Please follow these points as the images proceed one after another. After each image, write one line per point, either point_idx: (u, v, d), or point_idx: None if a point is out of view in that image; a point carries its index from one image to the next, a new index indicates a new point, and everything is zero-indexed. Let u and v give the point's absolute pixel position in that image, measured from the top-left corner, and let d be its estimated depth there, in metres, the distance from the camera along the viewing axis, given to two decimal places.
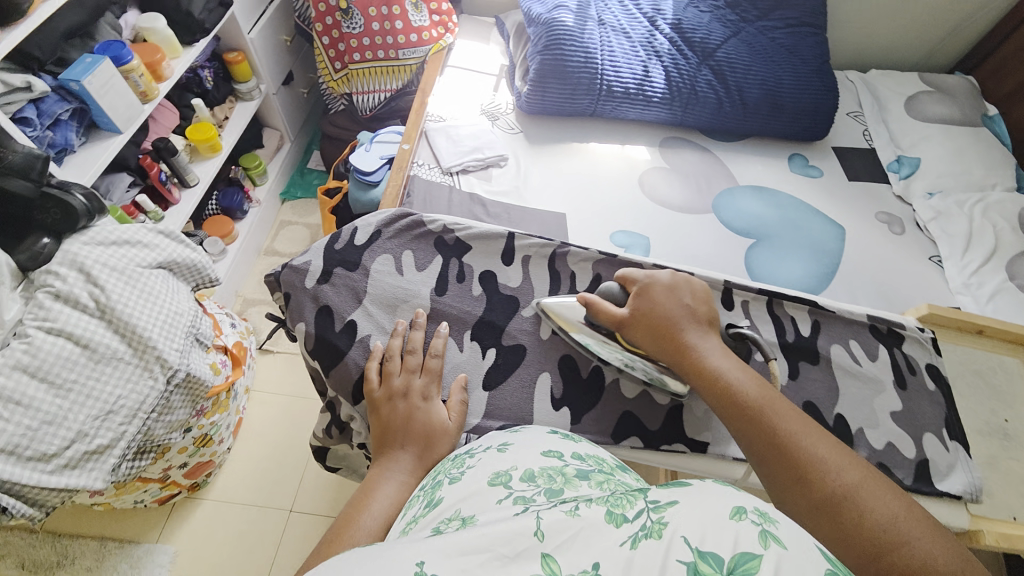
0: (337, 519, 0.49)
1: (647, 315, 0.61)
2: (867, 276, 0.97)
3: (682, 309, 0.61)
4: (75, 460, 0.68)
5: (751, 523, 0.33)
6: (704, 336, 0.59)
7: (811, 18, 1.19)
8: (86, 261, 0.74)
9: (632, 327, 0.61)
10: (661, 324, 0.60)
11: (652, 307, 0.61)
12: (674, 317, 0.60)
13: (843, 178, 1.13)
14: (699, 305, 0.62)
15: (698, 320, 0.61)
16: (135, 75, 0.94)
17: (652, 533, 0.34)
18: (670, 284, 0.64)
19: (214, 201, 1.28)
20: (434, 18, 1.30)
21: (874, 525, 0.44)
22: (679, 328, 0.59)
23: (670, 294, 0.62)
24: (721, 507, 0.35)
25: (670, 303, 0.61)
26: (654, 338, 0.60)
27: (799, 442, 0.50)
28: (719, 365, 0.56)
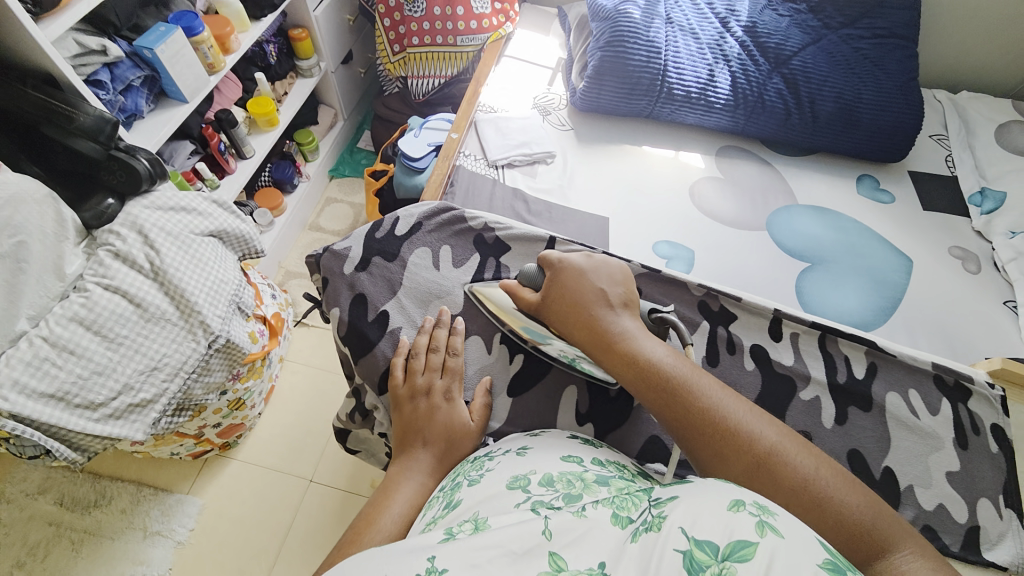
0: (355, 519, 0.48)
1: (564, 300, 0.59)
2: (934, 316, 0.89)
3: (593, 289, 0.58)
4: (120, 411, 0.72)
5: (749, 514, 0.33)
6: (622, 322, 0.56)
7: (904, 30, 1.09)
8: (144, 224, 0.78)
9: (550, 311, 0.59)
10: (577, 310, 0.57)
11: (569, 291, 0.59)
12: (589, 303, 0.57)
13: (918, 207, 1.04)
14: (617, 290, 0.59)
15: (612, 300, 0.58)
16: (205, 46, 0.98)
17: (651, 527, 0.35)
18: (584, 266, 0.61)
19: (267, 173, 1.33)
20: (495, 6, 1.28)
21: (828, 512, 0.42)
22: (595, 314, 0.56)
23: (586, 279, 0.60)
24: (718, 498, 0.35)
25: (582, 284, 0.59)
26: (570, 321, 0.58)
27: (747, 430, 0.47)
28: (633, 343, 0.54)
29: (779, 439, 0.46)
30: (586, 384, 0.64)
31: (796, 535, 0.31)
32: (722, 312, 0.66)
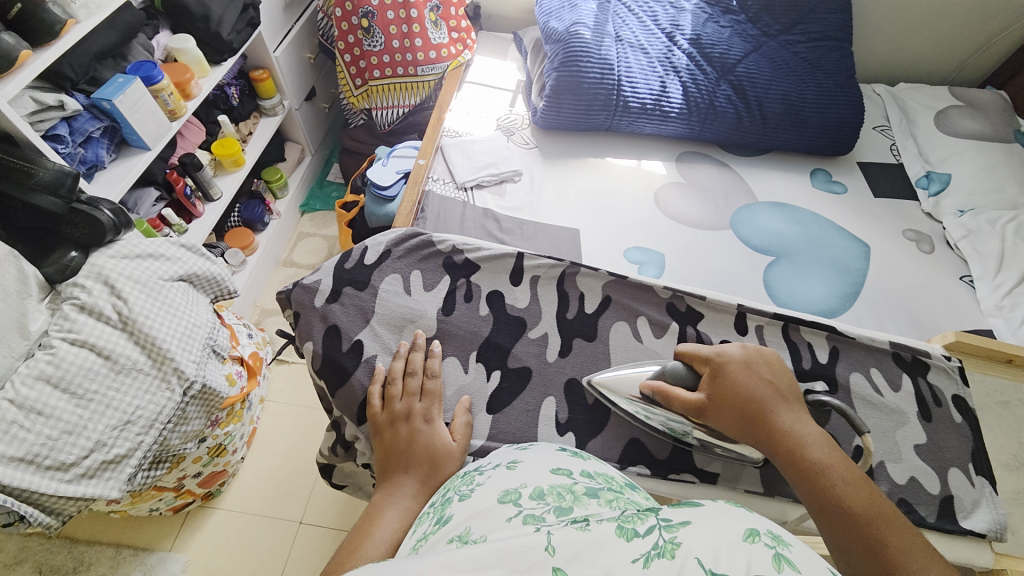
0: (337, 554, 0.46)
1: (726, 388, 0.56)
2: (893, 297, 0.93)
3: (762, 389, 0.56)
4: (93, 469, 0.70)
5: (764, 546, 0.34)
6: (785, 415, 0.54)
7: (837, 32, 1.16)
8: (111, 274, 0.77)
9: (709, 410, 0.56)
10: (743, 407, 0.55)
11: (729, 379, 0.57)
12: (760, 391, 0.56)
13: (869, 196, 1.09)
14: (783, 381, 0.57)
15: (784, 399, 0.56)
16: (164, 94, 0.98)
17: (664, 552, 0.33)
18: (745, 361, 0.59)
19: (236, 214, 1.32)
20: (453, 35, 1.32)
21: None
22: (758, 410, 0.54)
23: (748, 374, 0.57)
24: (734, 527, 0.36)
25: (751, 383, 0.56)
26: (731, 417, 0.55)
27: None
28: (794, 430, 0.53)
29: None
30: (564, 395, 0.65)
31: (811, 568, 0.33)
32: (688, 312, 0.69)
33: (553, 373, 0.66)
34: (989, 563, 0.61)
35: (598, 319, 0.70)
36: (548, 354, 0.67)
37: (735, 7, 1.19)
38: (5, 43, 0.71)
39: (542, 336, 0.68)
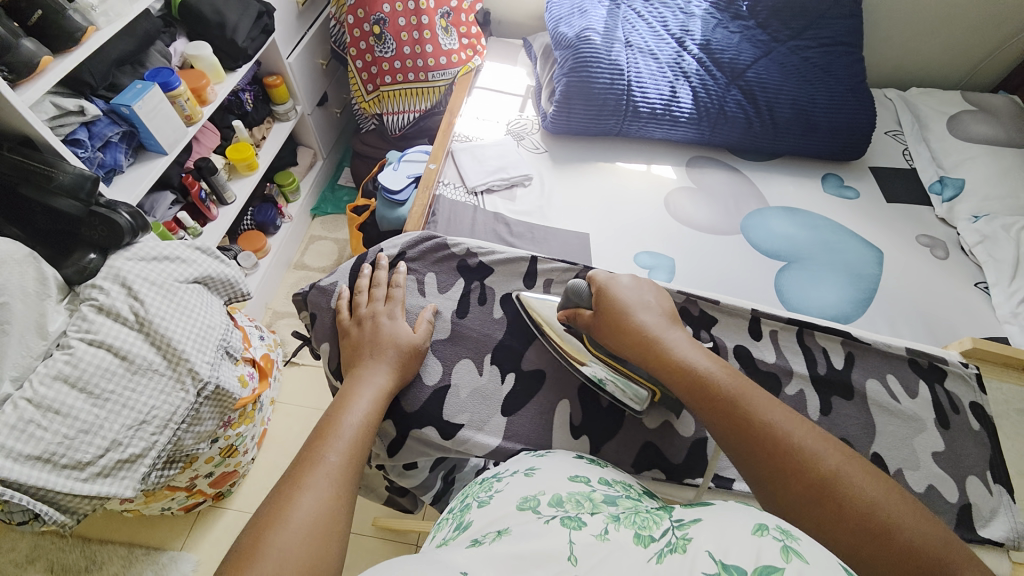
0: (321, 423, 0.51)
1: (611, 323, 0.59)
2: (908, 303, 0.92)
3: (644, 305, 0.59)
4: (108, 468, 0.71)
5: (772, 539, 0.33)
6: (671, 336, 0.57)
7: (847, 37, 1.16)
8: (127, 276, 0.78)
9: (599, 326, 0.60)
10: (624, 321, 0.58)
11: (616, 296, 0.60)
12: (636, 312, 0.59)
13: (882, 201, 1.08)
14: (657, 302, 0.61)
15: (662, 316, 0.59)
16: (181, 100, 1.00)
17: (676, 548, 0.34)
18: (631, 285, 0.63)
19: (249, 217, 1.34)
20: (463, 42, 1.33)
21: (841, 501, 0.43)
22: (639, 322, 0.58)
23: (632, 292, 0.61)
24: (742, 522, 0.35)
25: (633, 300, 0.60)
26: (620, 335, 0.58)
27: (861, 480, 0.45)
28: (685, 354, 0.55)
29: (895, 500, 0.44)
30: (578, 398, 0.65)
31: (821, 559, 0.31)
32: (701, 316, 0.68)
33: (566, 378, 0.66)
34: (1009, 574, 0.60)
35: None
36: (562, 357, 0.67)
37: (744, 13, 1.19)
38: (27, 49, 0.73)
39: None
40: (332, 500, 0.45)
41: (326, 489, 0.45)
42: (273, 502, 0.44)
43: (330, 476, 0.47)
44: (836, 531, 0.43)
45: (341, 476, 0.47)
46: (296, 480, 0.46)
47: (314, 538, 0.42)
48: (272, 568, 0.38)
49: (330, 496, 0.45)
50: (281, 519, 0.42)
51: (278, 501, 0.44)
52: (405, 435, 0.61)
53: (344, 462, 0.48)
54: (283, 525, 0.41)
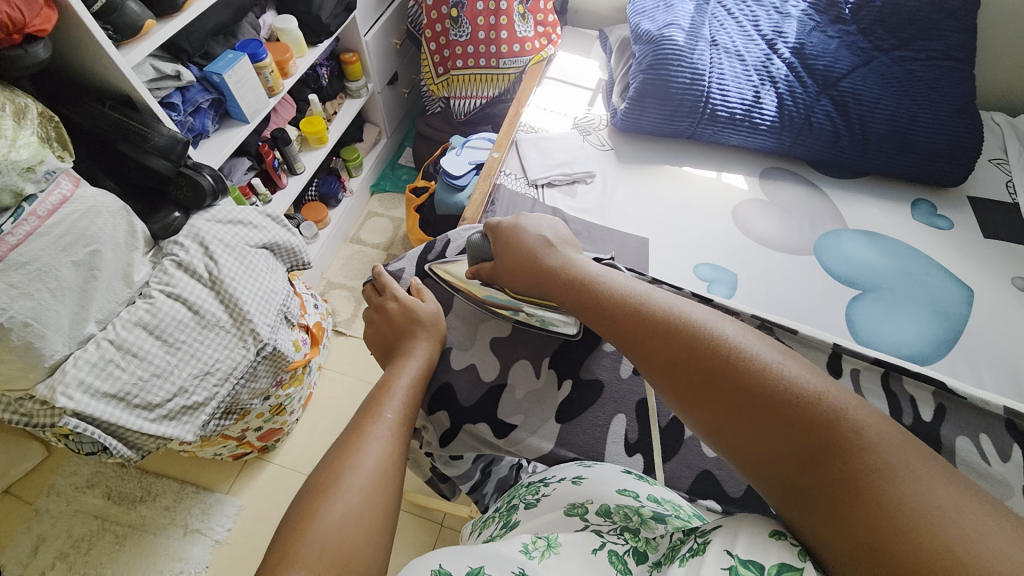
0: (374, 388, 0.52)
1: (512, 260, 0.61)
2: (1005, 354, 0.83)
3: (539, 240, 0.61)
4: (173, 412, 0.76)
5: (790, 543, 0.34)
6: (562, 259, 0.59)
7: (963, 51, 1.05)
8: (206, 236, 0.83)
9: (503, 273, 0.62)
10: (523, 257, 0.60)
11: (516, 236, 0.62)
12: (530, 244, 0.61)
13: (981, 235, 0.98)
14: (562, 236, 0.62)
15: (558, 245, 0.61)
16: (267, 71, 1.04)
17: (698, 551, 0.34)
18: (533, 222, 0.64)
19: (314, 188, 1.39)
20: (539, 29, 1.31)
21: (700, 361, 0.44)
22: (536, 255, 0.60)
23: (534, 229, 0.62)
24: (760, 525, 0.35)
25: (528, 234, 0.61)
26: (520, 275, 0.61)
27: (736, 351, 0.43)
28: (573, 270, 0.57)
29: (757, 354, 0.43)
30: (635, 413, 0.63)
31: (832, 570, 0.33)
32: None
33: (624, 390, 0.64)
34: None
35: None
36: (621, 370, 0.65)
37: (847, 16, 1.11)
38: (132, 11, 0.77)
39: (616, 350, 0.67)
40: (393, 452, 0.46)
41: (387, 442, 0.46)
42: (340, 448, 0.45)
43: (389, 432, 0.48)
44: (700, 390, 0.43)
45: (398, 433, 0.48)
46: (358, 432, 0.47)
47: (380, 487, 0.43)
48: (349, 508, 0.40)
49: (390, 448, 0.46)
50: (350, 464, 0.43)
51: (342, 450, 0.45)
52: (460, 427, 0.62)
53: (401, 421, 0.49)
54: (352, 470, 0.43)
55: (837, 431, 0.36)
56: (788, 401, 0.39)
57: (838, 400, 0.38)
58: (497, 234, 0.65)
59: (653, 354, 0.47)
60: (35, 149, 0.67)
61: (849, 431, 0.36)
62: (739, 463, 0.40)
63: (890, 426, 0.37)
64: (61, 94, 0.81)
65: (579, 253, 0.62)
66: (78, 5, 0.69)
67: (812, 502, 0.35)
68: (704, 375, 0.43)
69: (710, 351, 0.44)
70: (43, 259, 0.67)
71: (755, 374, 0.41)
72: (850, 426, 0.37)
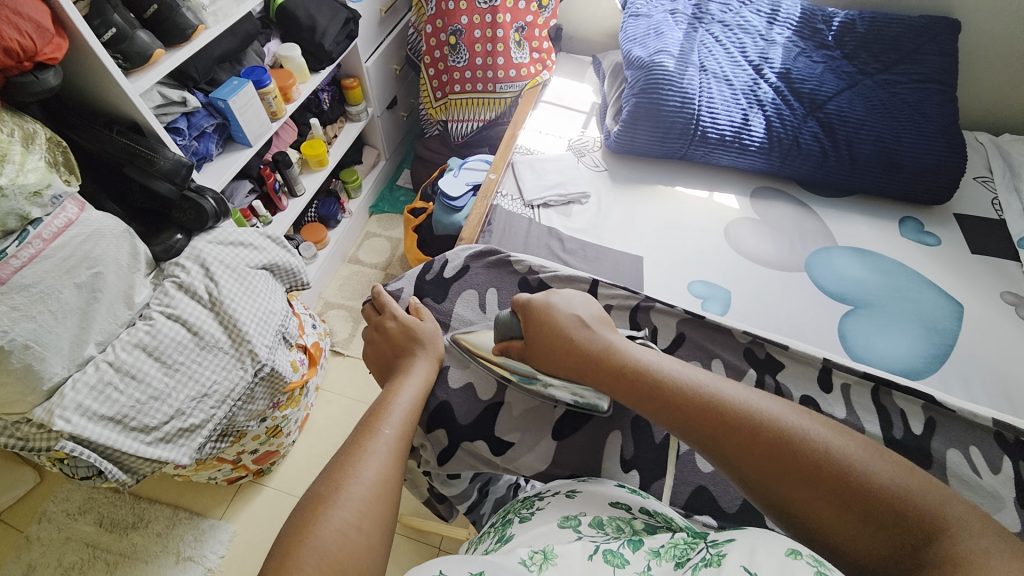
0: (373, 404, 0.52)
1: (550, 345, 0.59)
2: (996, 368, 0.84)
3: (573, 319, 0.60)
4: (170, 435, 0.76)
5: (807, 563, 0.33)
6: (600, 339, 0.59)
7: (943, 74, 1.09)
8: (207, 258, 0.84)
9: (538, 358, 0.61)
10: (561, 342, 0.59)
11: (549, 319, 0.61)
12: (568, 324, 0.60)
13: (968, 251, 1.00)
14: (591, 313, 0.62)
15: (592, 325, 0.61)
16: (270, 96, 1.07)
17: (711, 562, 0.36)
18: (558, 301, 0.63)
19: (314, 209, 1.41)
20: (534, 56, 1.35)
21: (745, 435, 0.49)
22: (575, 339, 0.59)
23: (567, 309, 0.62)
24: (775, 543, 0.35)
25: (563, 315, 0.61)
26: (558, 360, 0.59)
27: (772, 422, 0.49)
28: (616, 354, 0.57)
29: (788, 421, 0.49)
30: (631, 430, 0.64)
31: None
32: (768, 360, 0.67)
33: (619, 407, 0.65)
34: None
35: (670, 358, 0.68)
36: None
37: (830, 43, 1.15)
38: (142, 41, 0.80)
39: None
40: (392, 466, 0.46)
41: (386, 456, 0.47)
42: (338, 462, 0.46)
43: (388, 446, 0.48)
44: (750, 459, 0.48)
45: (397, 449, 0.48)
46: (357, 446, 0.47)
47: (378, 499, 0.43)
48: (349, 518, 0.41)
49: (388, 463, 0.47)
50: (349, 476, 0.44)
51: (340, 464, 0.45)
52: (457, 445, 0.63)
53: (399, 436, 0.50)
54: (352, 482, 0.44)
55: (864, 483, 0.44)
56: (823, 461, 0.46)
57: (832, 439, 0.48)
58: (522, 316, 0.63)
59: (699, 428, 0.51)
60: (43, 174, 0.69)
61: (873, 483, 0.44)
62: (789, 517, 0.46)
63: (898, 467, 0.46)
64: (69, 119, 0.82)
65: (609, 328, 0.62)
66: (87, 33, 0.72)
67: (859, 544, 0.43)
68: (752, 446, 0.48)
69: (752, 423, 0.49)
70: (46, 282, 0.68)
71: (793, 442, 0.47)
72: (872, 475, 0.45)
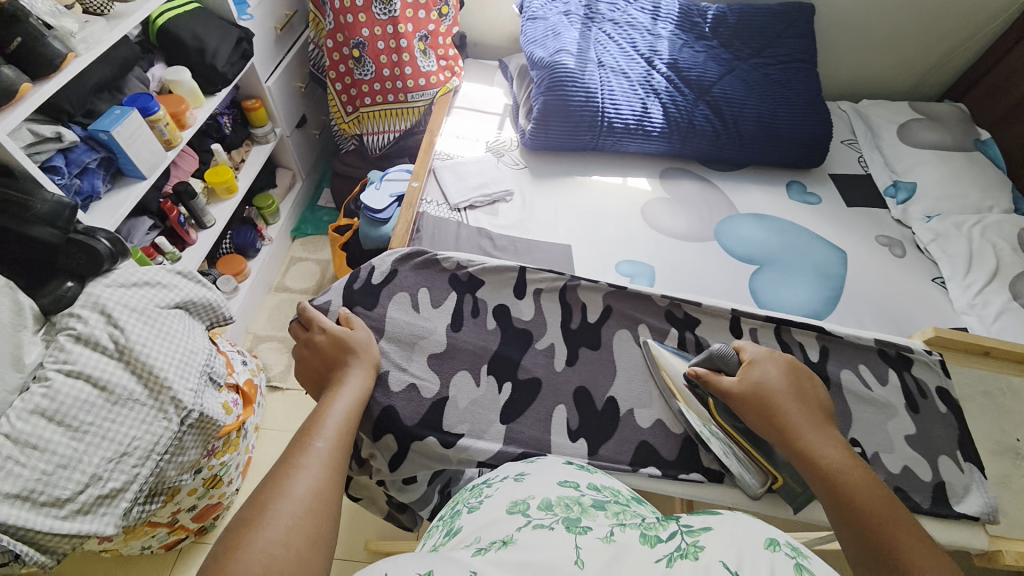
0: (305, 419, 0.51)
1: (757, 407, 0.60)
2: (876, 300, 0.97)
3: (785, 390, 0.60)
4: (88, 505, 0.68)
5: (786, 555, 0.35)
6: (806, 418, 0.58)
7: (803, 55, 1.24)
8: (107, 303, 0.76)
9: (741, 405, 0.61)
10: (771, 405, 0.60)
11: (762, 381, 0.61)
12: (781, 395, 0.60)
13: (844, 205, 1.15)
14: (812, 398, 0.61)
15: (810, 404, 0.60)
16: (161, 124, 1.00)
17: (688, 552, 0.36)
18: (782, 369, 0.63)
19: (228, 240, 1.32)
20: (441, 63, 1.37)
21: (860, 508, 0.50)
22: (783, 407, 0.59)
23: (779, 380, 0.61)
24: (754, 537, 0.37)
25: (783, 385, 0.61)
26: (761, 416, 0.60)
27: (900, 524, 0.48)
28: (817, 442, 0.56)
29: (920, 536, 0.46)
30: (574, 403, 0.67)
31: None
32: (686, 318, 0.74)
33: (561, 382, 0.68)
34: (985, 545, 0.63)
35: (600, 329, 0.73)
36: (555, 364, 0.69)
37: (708, 33, 1.27)
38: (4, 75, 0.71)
39: (548, 347, 0.71)
40: (325, 478, 0.46)
41: (319, 470, 0.46)
42: (268, 481, 0.44)
43: (321, 460, 0.47)
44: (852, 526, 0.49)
45: (332, 460, 0.48)
46: (289, 463, 0.46)
47: (311, 512, 0.42)
48: (276, 535, 0.39)
49: (322, 477, 0.46)
50: (279, 494, 0.43)
51: (271, 483, 0.44)
52: (408, 447, 0.62)
53: (333, 447, 0.49)
54: (281, 499, 0.42)
55: None
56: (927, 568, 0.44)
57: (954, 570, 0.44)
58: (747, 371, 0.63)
59: (827, 488, 0.53)
60: None
61: None
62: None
63: None
64: None
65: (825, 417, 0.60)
66: None
67: None
68: (860, 520, 0.49)
69: (877, 511, 0.49)
70: None
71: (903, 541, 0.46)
72: None
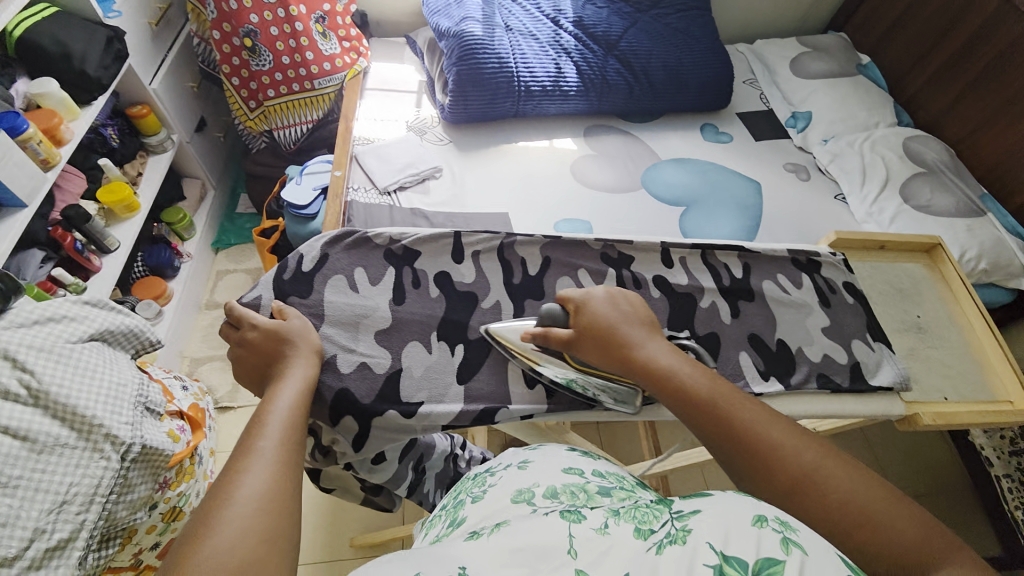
0: (248, 420, 0.49)
1: (600, 343, 0.59)
2: (787, 220, 1.06)
3: (622, 317, 0.60)
4: (38, 560, 0.63)
5: (774, 531, 0.33)
6: (645, 340, 0.58)
7: (698, 2, 1.29)
8: (8, 345, 0.68)
9: (578, 345, 0.60)
10: (607, 337, 0.59)
11: (596, 315, 0.61)
12: (620, 324, 0.59)
13: (751, 139, 1.23)
14: (638, 318, 0.61)
15: (641, 323, 0.60)
16: (34, 143, 0.88)
17: (676, 539, 0.34)
18: (607, 298, 0.63)
19: (140, 262, 1.21)
20: (344, 45, 1.29)
21: (722, 417, 0.50)
22: (620, 333, 0.59)
23: (608, 308, 0.61)
24: (742, 513, 0.35)
25: (611, 312, 0.61)
26: (603, 351, 0.59)
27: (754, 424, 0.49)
28: (669, 364, 0.55)
29: (770, 428, 0.48)
30: None
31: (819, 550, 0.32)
32: (620, 257, 0.77)
33: None
34: (902, 410, 0.72)
35: (543, 280, 0.75)
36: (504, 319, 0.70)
37: None
38: None
39: (495, 304, 0.72)
40: (276, 477, 0.44)
41: (268, 470, 0.44)
42: (214, 488, 0.43)
43: (271, 457, 0.46)
44: (717, 435, 0.50)
45: (281, 456, 0.46)
46: (236, 467, 0.44)
47: (261, 511, 0.41)
48: (223, 543, 0.38)
49: (272, 475, 0.44)
50: (225, 500, 0.41)
51: (217, 489, 0.42)
52: (369, 424, 0.61)
53: (281, 444, 0.47)
54: (228, 503, 0.41)
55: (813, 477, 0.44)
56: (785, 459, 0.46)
57: (807, 450, 0.46)
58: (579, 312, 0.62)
59: (682, 405, 0.53)
60: None
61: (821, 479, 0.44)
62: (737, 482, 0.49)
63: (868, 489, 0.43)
64: None
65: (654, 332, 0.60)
66: None
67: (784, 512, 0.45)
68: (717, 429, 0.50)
69: (733, 417, 0.50)
70: None
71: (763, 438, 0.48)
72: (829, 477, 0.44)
